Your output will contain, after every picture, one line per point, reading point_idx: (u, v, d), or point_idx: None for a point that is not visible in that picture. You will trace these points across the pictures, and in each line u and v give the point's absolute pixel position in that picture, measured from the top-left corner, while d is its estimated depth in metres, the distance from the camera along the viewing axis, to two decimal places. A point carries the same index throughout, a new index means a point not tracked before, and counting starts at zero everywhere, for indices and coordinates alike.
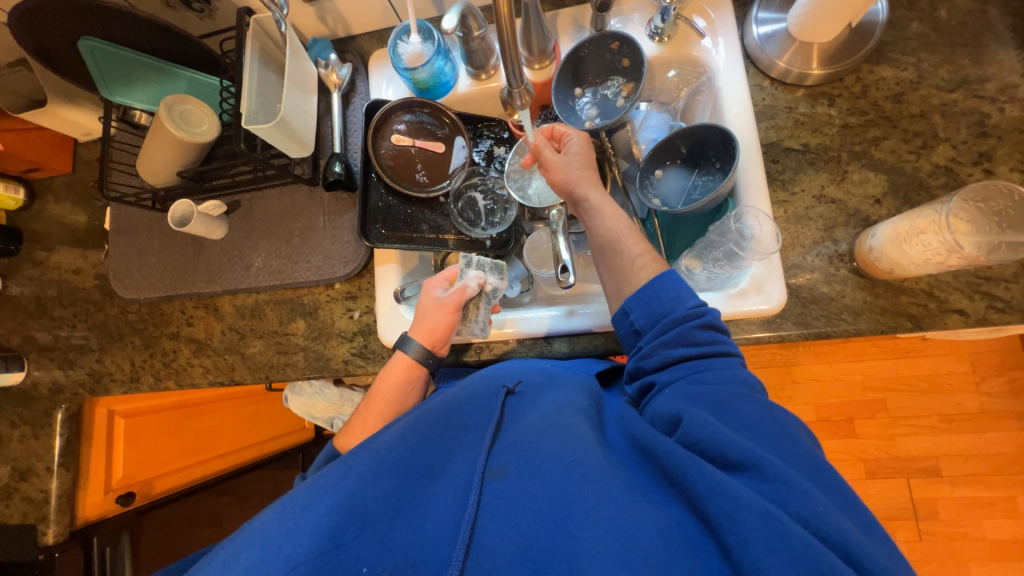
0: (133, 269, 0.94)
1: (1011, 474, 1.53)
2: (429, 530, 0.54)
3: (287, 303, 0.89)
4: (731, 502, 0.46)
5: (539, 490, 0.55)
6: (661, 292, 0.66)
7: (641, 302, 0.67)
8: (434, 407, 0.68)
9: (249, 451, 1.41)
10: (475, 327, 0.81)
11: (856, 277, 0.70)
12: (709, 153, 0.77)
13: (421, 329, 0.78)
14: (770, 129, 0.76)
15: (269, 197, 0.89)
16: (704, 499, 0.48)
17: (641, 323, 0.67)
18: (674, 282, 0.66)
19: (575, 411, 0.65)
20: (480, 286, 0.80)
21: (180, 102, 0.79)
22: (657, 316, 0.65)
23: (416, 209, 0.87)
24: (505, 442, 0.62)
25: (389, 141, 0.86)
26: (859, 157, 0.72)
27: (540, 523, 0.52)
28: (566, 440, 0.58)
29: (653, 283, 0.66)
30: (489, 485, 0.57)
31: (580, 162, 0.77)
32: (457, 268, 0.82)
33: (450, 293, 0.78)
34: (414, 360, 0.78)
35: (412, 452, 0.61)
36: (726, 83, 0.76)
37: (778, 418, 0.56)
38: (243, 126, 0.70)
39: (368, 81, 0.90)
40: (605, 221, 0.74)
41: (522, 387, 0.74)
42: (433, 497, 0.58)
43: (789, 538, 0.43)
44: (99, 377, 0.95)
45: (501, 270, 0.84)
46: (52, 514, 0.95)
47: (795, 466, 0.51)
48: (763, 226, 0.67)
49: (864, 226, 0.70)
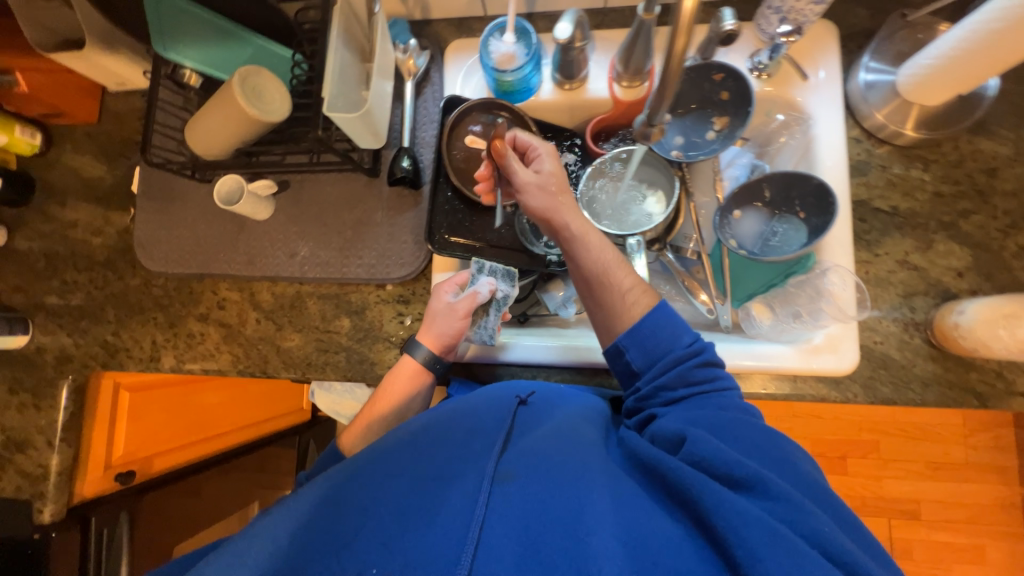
0: (164, 241, 0.88)
1: (984, 524, 1.61)
2: (436, 534, 0.50)
3: (332, 298, 0.83)
4: (737, 516, 0.45)
5: (546, 496, 0.52)
6: (656, 330, 0.63)
7: (637, 340, 0.63)
8: (444, 411, 0.67)
9: (245, 433, 1.35)
10: (484, 334, 0.78)
11: (929, 347, 0.70)
12: (795, 200, 0.76)
13: (430, 336, 0.76)
14: (861, 186, 0.74)
15: (323, 182, 0.84)
16: (711, 513, 0.47)
17: (638, 363, 0.64)
18: (667, 317, 0.64)
19: (584, 422, 0.65)
20: (491, 294, 0.77)
21: (252, 75, 0.67)
22: (655, 356, 0.63)
23: (481, 216, 0.82)
24: (513, 445, 0.60)
25: (462, 141, 0.79)
26: (946, 228, 0.72)
27: (547, 526, 0.50)
28: (573, 451, 0.58)
29: (645, 320, 0.63)
30: (496, 489, 0.54)
31: (554, 182, 0.69)
32: (469, 273, 0.79)
33: (459, 299, 0.75)
34: (420, 366, 0.75)
35: (420, 457, 0.59)
36: (824, 131, 0.74)
37: (779, 442, 0.55)
38: (325, 111, 0.64)
39: (443, 72, 0.84)
40: (590, 251, 0.66)
41: (534, 399, 0.71)
42: (439, 490, 0.55)
43: (793, 548, 0.43)
44: (114, 351, 0.88)
45: (514, 278, 0.80)
46: (50, 491, 0.87)
47: (799, 487, 0.51)
48: (844, 285, 0.69)
49: (943, 298, 0.70)
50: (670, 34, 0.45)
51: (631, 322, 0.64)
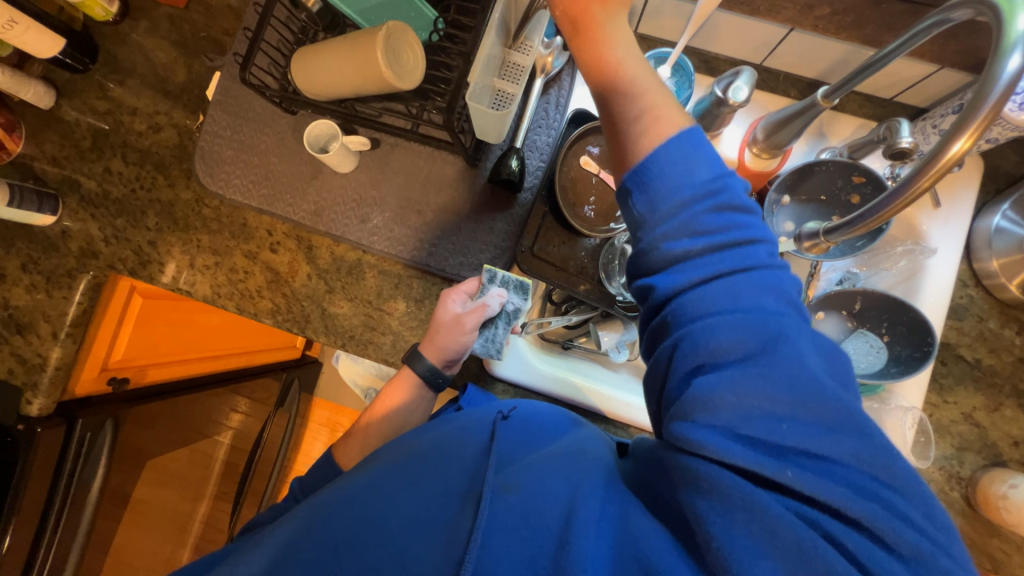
0: (229, 162, 0.81)
1: None
2: (435, 540, 0.46)
3: (392, 277, 0.79)
4: (712, 498, 0.37)
5: (543, 511, 0.46)
6: (669, 177, 0.43)
7: (639, 183, 0.45)
8: (455, 423, 0.61)
9: (238, 358, 1.30)
10: (492, 349, 0.73)
11: (963, 503, 0.71)
12: (884, 321, 0.74)
13: (434, 348, 0.71)
14: (952, 329, 0.73)
15: (417, 155, 0.79)
16: (686, 489, 0.39)
17: (638, 209, 0.45)
18: (691, 146, 0.44)
19: (595, 444, 0.58)
20: (500, 307, 0.72)
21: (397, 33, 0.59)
22: (654, 201, 0.44)
23: (569, 241, 0.77)
24: (519, 459, 0.54)
25: (576, 160, 0.75)
26: (1019, 395, 0.72)
27: (542, 547, 0.44)
28: (579, 462, 0.51)
29: (651, 153, 0.44)
30: (495, 496, 0.48)
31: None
32: (480, 282, 0.74)
33: (467, 310, 0.70)
34: (419, 378, 0.72)
35: (424, 461, 0.54)
36: (935, 265, 0.73)
37: (801, 342, 0.39)
38: (467, 100, 0.60)
39: (575, 78, 0.78)
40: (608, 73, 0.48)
41: (515, 415, 0.64)
42: (440, 498, 0.50)
43: (773, 527, 0.35)
44: (146, 261, 0.83)
45: (528, 290, 0.73)
46: (44, 384, 0.83)
47: (813, 422, 0.37)
48: (909, 428, 0.68)
49: (992, 461, 0.71)
50: (912, 171, 0.41)
51: (642, 167, 0.45)
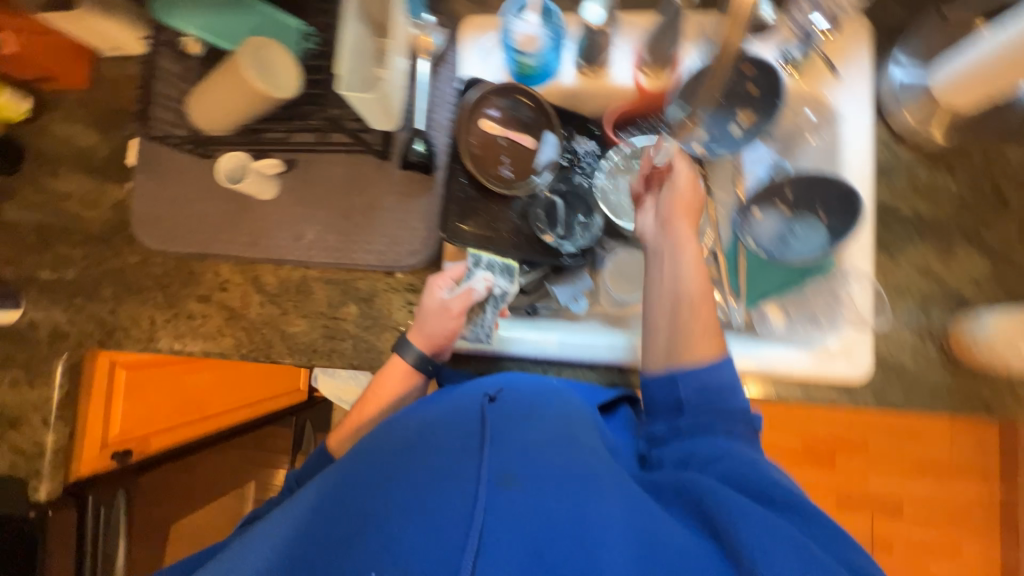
0: (163, 217, 0.84)
1: (961, 521, 1.66)
2: (433, 531, 0.47)
3: (338, 284, 0.81)
4: (758, 534, 0.45)
5: (552, 501, 0.49)
6: (712, 376, 0.61)
7: (691, 371, 0.62)
8: (438, 410, 0.62)
9: (247, 411, 1.31)
10: (481, 330, 0.78)
11: (941, 357, 0.69)
12: (818, 204, 0.72)
13: (423, 336, 0.75)
14: (885, 190, 0.73)
15: (332, 162, 0.81)
16: (731, 529, 0.46)
17: (684, 394, 0.62)
18: (726, 364, 0.63)
19: (582, 422, 0.61)
20: (487, 291, 0.76)
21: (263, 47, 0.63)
22: (705, 392, 0.61)
23: (496, 205, 0.79)
24: (512, 443, 0.55)
25: (478, 126, 0.78)
26: (968, 236, 0.71)
27: (556, 536, 0.46)
28: (573, 453, 0.55)
29: (716, 360, 0.62)
30: (496, 492, 0.49)
31: (683, 197, 0.68)
32: (464, 267, 0.77)
33: (455, 297, 0.74)
34: (410, 367, 0.75)
35: (416, 453, 0.55)
36: (850, 132, 0.73)
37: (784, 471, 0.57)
38: (340, 91, 0.62)
39: (459, 51, 0.80)
40: (687, 274, 0.64)
41: (503, 396, 0.65)
42: (434, 488, 0.50)
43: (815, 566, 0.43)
44: (111, 330, 0.86)
45: (513, 274, 0.78)
46: (46, 470, 0.86)
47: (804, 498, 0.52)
48: (863, 293, 0.70)
49: (960, 307, 0.70)
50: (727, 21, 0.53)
51: (697, 356, 0.62)
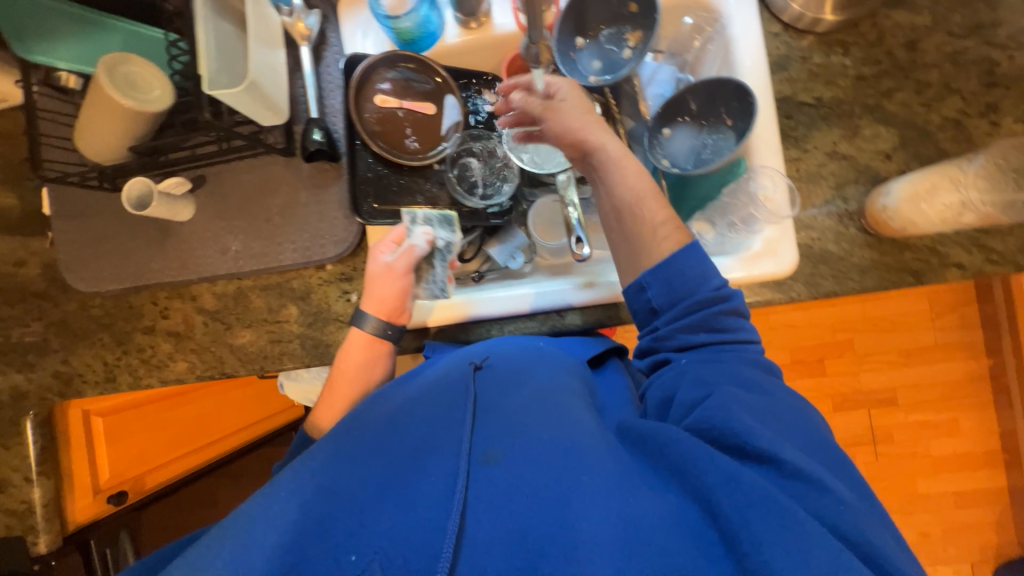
0: (89, 258, 0.84)
1: (954, 399, 1.70)
2: (417, 515, 0.49)
3: (274, 288, 0.82)
4: (743, 497, 0.44)
5: (533, 474, 0.50)
6: (685, 268, 0.58)
7: (661, 277, 0.59)
8: (425, 386, 0.64)
9: (239, 436, 1.34)
10: (433, 288, 0.75)
11: (864, 235, 0.70)
12: (721, 108, 0.73)
13: (372, 302, 0.73)
14: (784, 82, 0.72)
15: (240, 170, 0.80)
16: (714, 491, 0.45)
17: (658, 302, 0.60)
18: (699, 256, 0.59)
19: (570, 392, 0.61)
20: (430, 245, 0.75)
21: (122, 63, 0.65)
22: (677, 297, 0.59)
23: (408, 178, 0.79)
24: (497, 415, 0.58)
25: (372, 103, 0.77)
26: (871, 111, 0.70)
27: (535, 508, 0.48)
28: (560, 424, 0.55)
29: (678, 256, 0.58)
30: (478, 468, 0.51)
31: (579, 109, 0.65)
32: (404, 227, 0.76)
33: (398, 257, 0.73)
34: (372, 336, 0.73)
35: (404, 435, 0.57)
36: (740, 30, 0.71)
37: (794, 409, 0.53)
38: (206, 90, 0.60)
39: (340, 31, 0.79)
40: (627, 176, 0.61)
41: (490, 362, 0.68)
42: (419, 473, 0.52)
43: (804, 538, 0.41)
44: (68, 379, 0.87)
45: (452, 223, 0.77)
46: (41, 522, 0.87)
47: (804, 446, 0.50)
48: (777, 187, 0.68)
49: (874, 183, 0.70)
50: None
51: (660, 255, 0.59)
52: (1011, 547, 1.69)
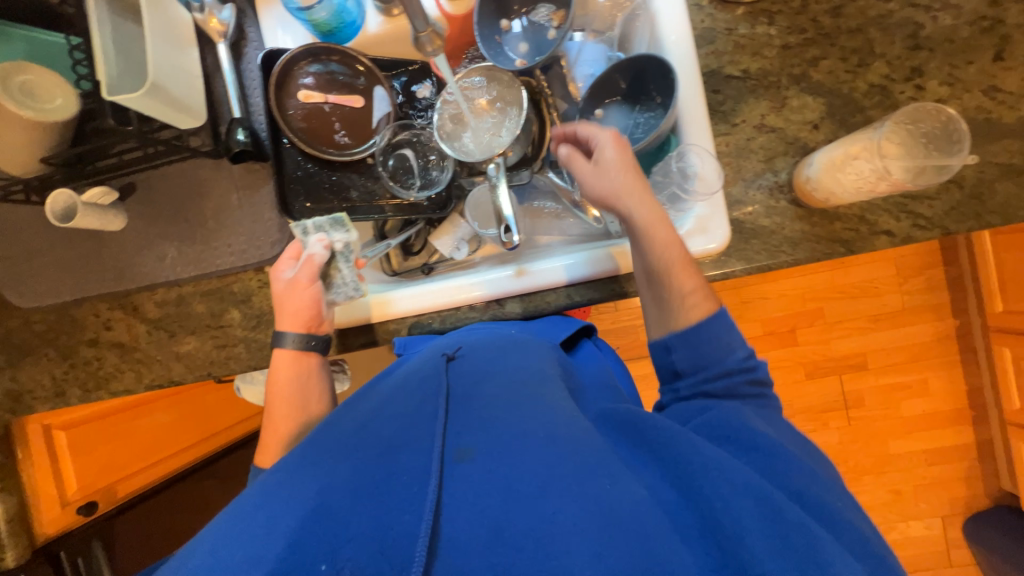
0: (24, 273, 0.82)
1: (923, 360, 1.73)
2: (388, 515, 0.47)
3: (215, 293, 0.81)
4: (730, 487, 0.46)
5: (509, 466, 0.49)
6: (712, 336, 0.61)
7: (687, 341, 0.61)
8: (396, 385, 0.63)
9: (213, 440, 1.38)
10: (347, 288, 0.74)
11: (794, 207, 0.70)
12: (649, 87, 0.72)
13: (288, 320, 0.72)
14: (710, 55, 0.71)
15: (168, 175, 0.79)
16: (702, 480, 0.47)
17: (682, 364, 0.62)
18: (726, 326, 0.62)
19: (550, 383, 0.61)
20: (328, 249, 0.73)
21: (16, 72, 0.63)
22: (701, 363, 0.60)
23: (340, 174, 0.78)
24: (471, 408, 0.57)
25: (296, 98, 0.75)
26: (798, 81, 0.70)
27: (511, 501, 0.47)
28: (537, 415, 0.55)
29: (706, 322, 0.61)
30: (453, 466, 0.50)
31: (618, 169, 0.65)
32: (299, 241, 0.75)
33: (298, 270, 0.72)
34: (295, 351, 0.72)
35: (372, 431, 0.55)
36: (664, 3, 0.70)
37: (779, 421, 0.57)
38: (105, 97, 0.59)
39: (261, 27, 0.77)
40: (656, 245, 0.63)
41: (462, 352, 0.68)
42: (389, 469, 0.50)
43: (787, 525, 0.44)
44: (18, 395, 0.86)
45: (345, 223, 0.74)
46: (6, 538, 0.86)
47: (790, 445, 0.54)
48: (706, 164, 0.67)
49: (802, 154, 0.70)
50: None
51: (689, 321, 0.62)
52: (980, 500, 1.74)
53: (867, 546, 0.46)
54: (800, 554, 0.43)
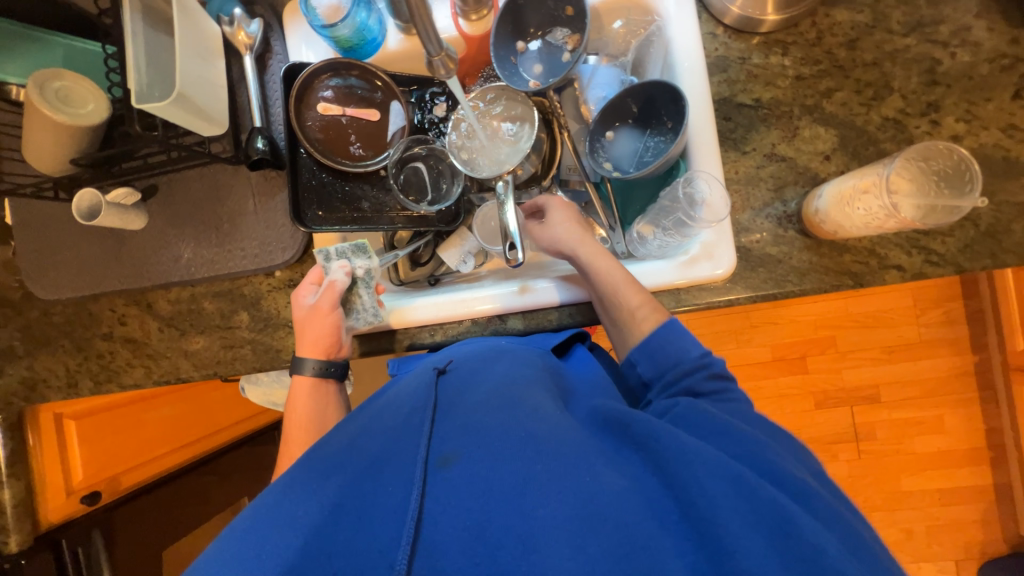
0: (47, 267, 0.86)
1: (939, 396, 1.68)
2: (377, 528, 0.49)
3: (226, 294, 0.83)
4: (699, 467, 0.47)
5: (488, 468, 0.51)
6: (665, 343, 0.64)
7: (646, 353, 0.64)
8: (386, 399, 0.65)
9: (219, 436, 1.41)
10: (368, 313, 0.76)
11: (803, 238, 0.69)
12: (661, 112, 0.74)
13: (308, 346, 0.74)
14: (722, 83, 0.72)
15: (189, 179, 0.82)
16: (674, 464, 0.48)
17: (648, 374, 0.65)
18: (678, 332, 0.64)
19: (532, 385, 0.61)
20: (350, 276, 0.76)
21: (52, 79, 0.67)
22: (663, 369, 0.63)
23: (354, 185, 0.80)
24: (453, 413, 0.58)
25: (315, 110, 0.78)
26: (811, 111, 0.70)
27: (491, 502, 0.48)
28: (514, 414, 0.55)
29: (654, 336, 0.64)
30: (435, 472, 0.52)
31: (561, 221, 0.75)
32: (320, 266, 0.77)
33: (320, 296, 0.74)
34: (315, 377, 0.74)
35: (360, 446, 0.57)
36: (679, 31, 0.71)
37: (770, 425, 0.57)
38: (134, 105, 0.62)
39: (285, 40, 0.80)
40: (599, 275, 0.70)
41: (453, 366, 0.69)
42: (376, 480, 0.53)
43: (759, 506, 0.44)
44: (33, 384, 0.89)
45: (368, 250, 0.77)
46: (11, 523, 0.91)
47: (760, 427, 0.55)
48: (714, 191, 0.67)
49: (813, 185, 0.69)
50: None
51: (641, 336, 0.66)
52: (996, 545, 1.67)
53: (831, 510, 0.46)
54: (775, 529, 0.43)
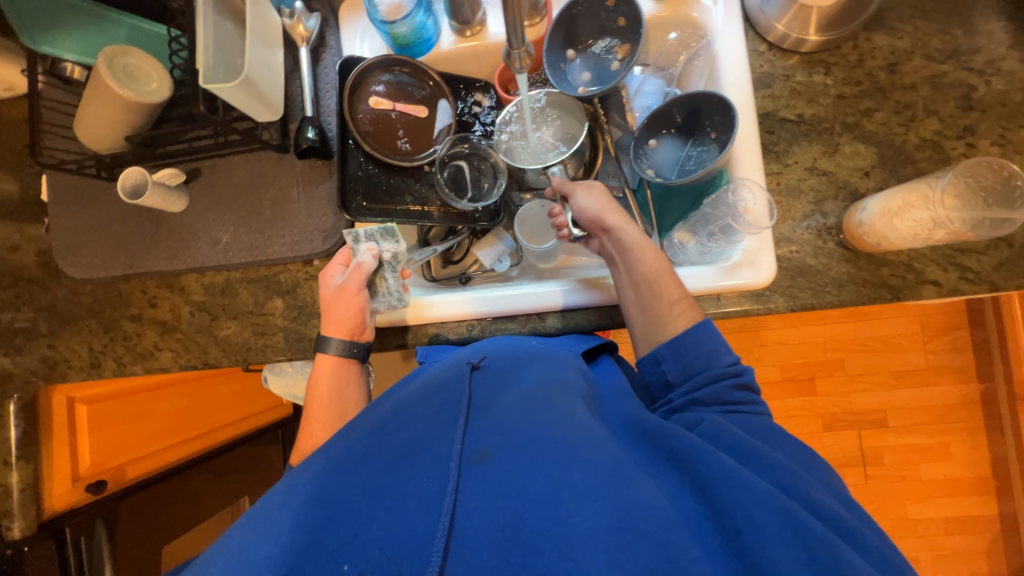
0: (81, 245, 0.85)
1: (945, 423, 1.69)
2: (411, 518, 0.48)
3: (261, 281, 0.83)
4: (745, 492, 0.46)
5: (525, 470, 0.50)
6: (698, 343, 0.63)
7: (675, 351, 0.64)
8: (418, 387, 0.64)
9: (226, 430, 1.38)
10: (392, 297, 0.75)
11: (842, 250, 0.71)
12: (705, 122, 0.76)
13: (333, 326, 0.73)
14: (767, 98, 0.74)
15: (233, 165, 0.82)
16: (718, 485, 0.47)
17: (673, 375, 0.65)
18: (710, 333, 0.64)
19: (568, 391, 0.61)
20: (377, 259, 0.75)
21: (122, 55, 0.69)
22: (691, 370, 0.63)
23: (398, 178, 0.81)
24: (489, 415, 0.58)
25: (367, 104, 0.79)
26: (851, 129, 0.72)
27: (526, 502, 0.47)
28: (552, 419, 0.55)
29: (691, 333, 0.64)
30: (471, 468, 0.51)
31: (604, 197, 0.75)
32: (349, 248, 0.77)
33: (347, 277, 0.73)
34: (339, 357, 0.73)
35: (392, 436, 0.56)
36: (725, 46, 0.74)
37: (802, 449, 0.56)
38: (202, 84, 0.63)
39: (340, 35, 0.82)
40: (643, 258, 0.70)
41: (487, 362, 0.68)
42: (409, 472, 0.52)
43: (808, 538, 0.43)
44: (53, 363, 0.87)
45: (395, 234, 0.76)
46: (16, 507, 0.88)
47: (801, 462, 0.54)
48: (757, 199, 0.68)
49: (852, 199, 0.71)
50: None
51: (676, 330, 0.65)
52: None
53: (879, 549, 0.45)
54: (820, 563, 0.42)
